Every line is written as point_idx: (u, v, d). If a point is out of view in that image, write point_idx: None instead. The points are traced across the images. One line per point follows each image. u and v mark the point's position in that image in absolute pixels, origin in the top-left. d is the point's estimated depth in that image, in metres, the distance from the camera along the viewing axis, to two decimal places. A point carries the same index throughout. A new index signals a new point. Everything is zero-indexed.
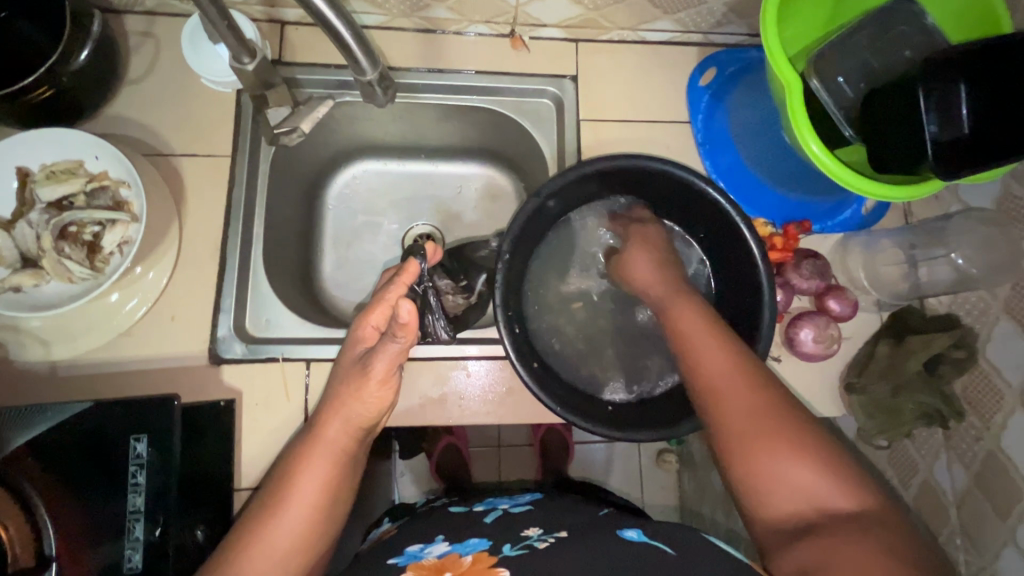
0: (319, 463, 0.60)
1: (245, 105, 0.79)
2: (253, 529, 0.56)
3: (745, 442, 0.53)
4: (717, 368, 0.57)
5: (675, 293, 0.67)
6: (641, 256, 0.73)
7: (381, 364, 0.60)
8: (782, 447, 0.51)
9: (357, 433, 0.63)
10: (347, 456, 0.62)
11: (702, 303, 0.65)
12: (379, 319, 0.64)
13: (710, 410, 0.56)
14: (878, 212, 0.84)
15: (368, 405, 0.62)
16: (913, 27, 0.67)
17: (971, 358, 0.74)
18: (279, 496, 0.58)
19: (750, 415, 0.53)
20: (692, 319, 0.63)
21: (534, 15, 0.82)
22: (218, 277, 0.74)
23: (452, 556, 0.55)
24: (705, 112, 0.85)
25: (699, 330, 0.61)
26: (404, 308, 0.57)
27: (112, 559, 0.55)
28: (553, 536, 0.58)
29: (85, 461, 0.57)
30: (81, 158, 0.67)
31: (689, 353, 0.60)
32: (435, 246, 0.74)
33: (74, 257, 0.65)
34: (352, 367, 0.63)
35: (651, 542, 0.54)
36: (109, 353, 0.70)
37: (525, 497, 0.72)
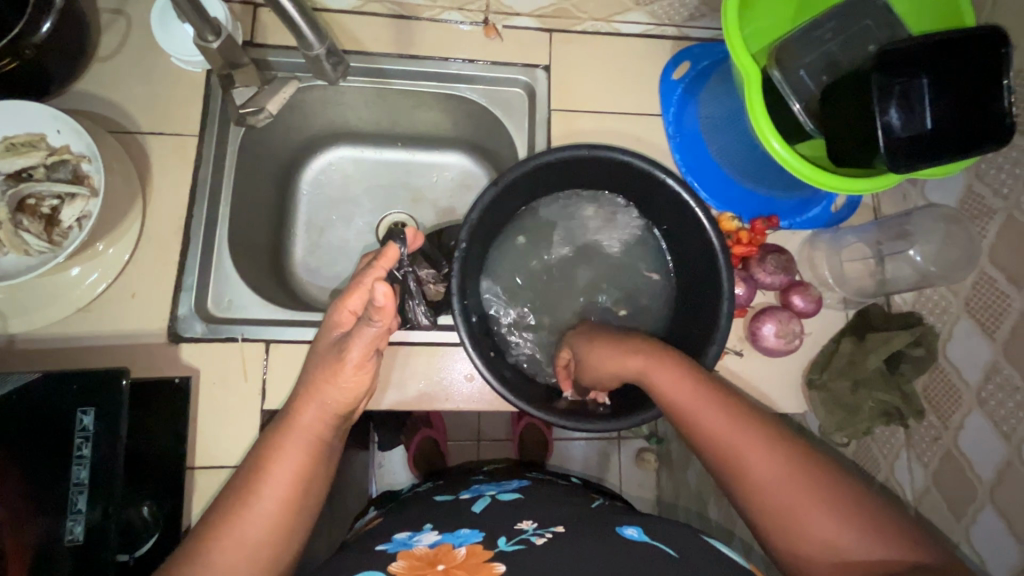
0: (293, 450, 0.59)
1: (214, 85, 0.79)
2: (223, 521, 0.55)
3: (770, 508, 0.50)
4: (721, 425, 0.54)
5: (647, 365, 0.61)
6: (592, 347, 0.67)
7: (357, 350, 0.59)
8: (809, 498, 0.49)
9: (332, 420, 0.62)
10: (324, 442, 0.62)
11: (679, 364, 0.60)
12: (357, 303, 0.63)
13: (727, 468, 0.53)
14: (848, 209, 0.84)
15: (343, 389, 0.61)
16: (878, 21, 0.67)
17: (931, 356, 0.73)
18: (251, 483, 0.57)
19: (772, 466, 0.51)
20: (677, 390, 0.58)
21: (507, 3, 0.82)
22: (180, 256, 0.74)
23: (445, 548, 0.55)
24: (677, 105, 0.85)
25: (687, 396, 0.58)
26: (380, 291, 0.56)
27: (51, 532, 0.55)
28: (550, 531, 0.56)
29: (31, 432, 0.57)
30: (42, 131, 0.67)
31: (686, 421, 0.57)
32: (416, 231, 0.73)
33: (32, 230, 0.65)
34: (329, 352, 0.62)
35: (652, 543, 0.53)
36: (67, 328, 0.70)
37: (512, 484, 0.72)
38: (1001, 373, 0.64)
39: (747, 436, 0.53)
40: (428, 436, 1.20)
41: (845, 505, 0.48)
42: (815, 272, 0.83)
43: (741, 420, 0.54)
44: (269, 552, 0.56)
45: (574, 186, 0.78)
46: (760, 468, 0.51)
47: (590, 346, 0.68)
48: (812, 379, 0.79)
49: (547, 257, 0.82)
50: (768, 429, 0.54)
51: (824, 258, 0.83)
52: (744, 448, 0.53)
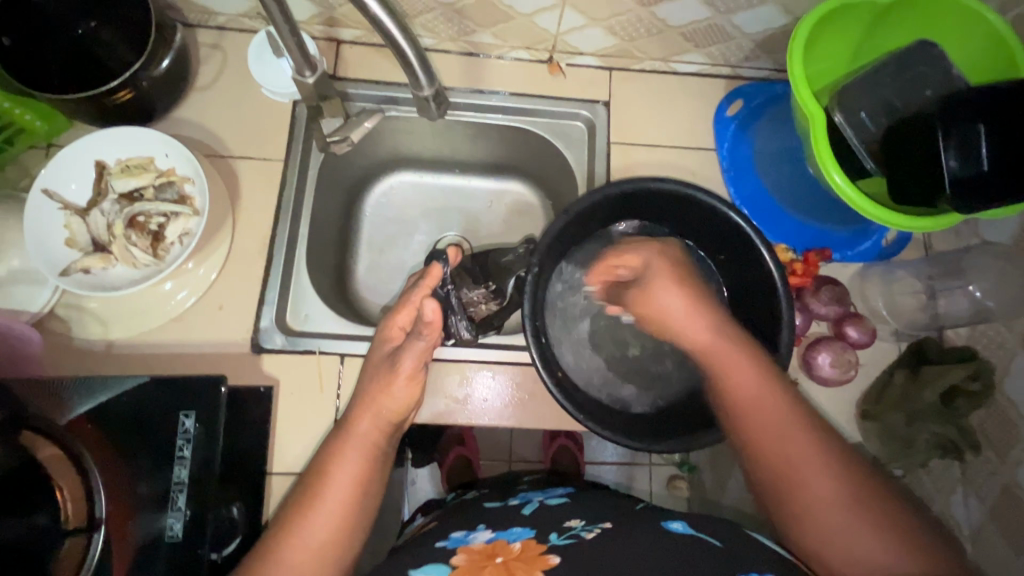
0: (351, 456, 0.62)
1: (300, 115, 0.85)
2: (288, 527, 0.58)
3: (808, 498, 0.55)
4: (769, 411, 0.59)
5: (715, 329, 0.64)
6: (660, 283, 0.66)
7: (409, 362, 0.65)
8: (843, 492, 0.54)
9: (388, 427, 0.66)
10: (379, 449, 0.65)
11: (738, 334, 0.64)
12: (405, 320, 0.70)
13: (770, 452, 0.58)
14: (900, 243, 0.86)
15: (397, 398, 0.65)
16: (932, 69, 0.70)
17: (988, 391, 0.74)
18: (315, 490, 0.61)
19: (811, 457, 0.56)
20: (733, 367, 0.61)
21: (572, 44, 0.87)
22: (265, 272, 0.79)
23: (501, 543, 0.57)
24: (731, 140, 0.89)
25: (747, 376, 0.61)
26: (429, 307, 0.65)
27: (154, 529, 0.59)
28: (598, 526, 0.58)
29: (137, 432, 0.62)
30: (152, 155, 0.73)
31: (734, 402, 0.61)
32: (457, 249, 0.77)
33: (139, 245, 0.71)
34: (382, 363, 0.68)
35: (697, 535, 0.56)
36: (160, 336, 0.74)
37: (559, 491, 0.73)
38: None
39: (779, 417, 0.59)
40: (461, 455, 1.20)
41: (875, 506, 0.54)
42: (867, 304, 0.85)
43: (781, 402, 0.59)
44: (333, 554, 0.58)
45: (630, 217, 0.82)
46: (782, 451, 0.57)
47: (660, 287, 0.66)
48: (866, 409, 0.80)
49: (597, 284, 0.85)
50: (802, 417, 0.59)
51: (877, 291, 0.85)
52: (790, 436, 0.58)
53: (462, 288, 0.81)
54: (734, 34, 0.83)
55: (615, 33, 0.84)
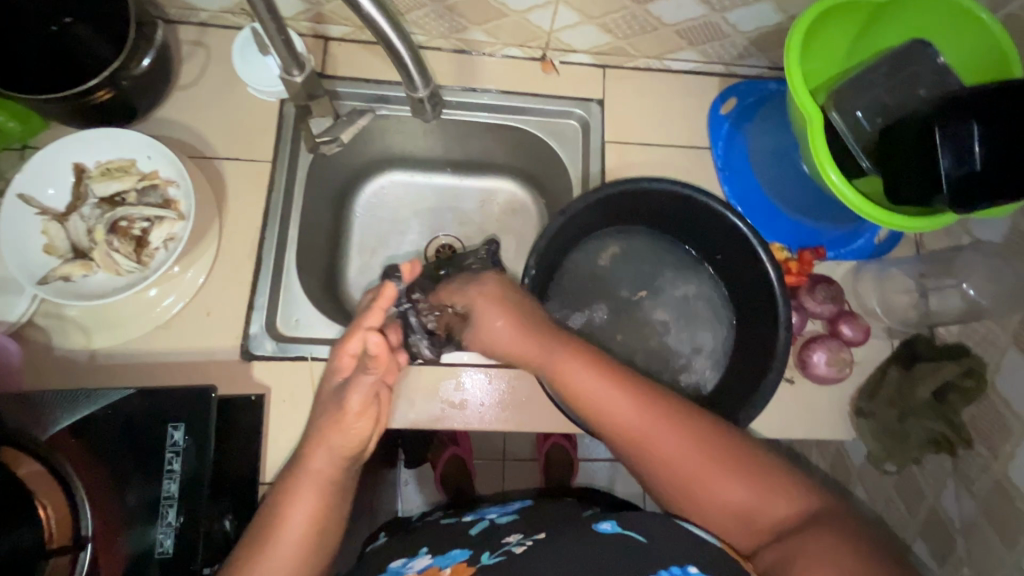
0: (306, 495, 0.61)
1: (287, 114, 0.83)
2: (244, 565, 0.57)
3: (688, 487, 0.56)
4: (630, 417, 0.58)
5: (547, 350, 0.63)
6: (496, 314, 0.65)
7: (355, 399, 0.62)
8: (723, 472, 0.55)
9: (343, 461, 0.63)
10: (336, 483, 0.63)
11: (581, 349, 0.62)
12: (356, 347, 0.65)
13: (648, 455, 0.58)
14: (890, 241, 0.86)
15: (350, 434, 0.63)
16: (927, 68, 0.70)
17: (979, 388, 0.76)
18: (271, 527, 0.59)
19: (683, 448, 0.57)
20: (586, 382, 0.60)
21: (565, 41, 0.86)
22: (253, 276, 0.77)
23: (433, 571, 0.56)
24: (726, 138, 0.88)
25: (589, 383, 0.60)
26: (371, 341, 0.63)
27: (143, 545, 0.57)
28: (530, 539, 0.57)
29: (124, 447, 0.60)
30: (134, 157, 0.70)
31: (597, 414, 0.60)
32: (411, 262, 0.73)
33: (122, 250, 0.68)
34: (330, 400, 0.64)
35: (623, 533, 0.53)
36: (145, 344, 0.72)
37: (514, 506, 0.73)
38: None
39: (712, 466, 0.56)
40: (455, 455, 1.19)
41: (751, 472, 0.56)
42: (861, 301, 0.84)
43: (649, 402, 0.59)
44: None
45: (625, 218, 0.82)
46: (730, 495, 0.55)
47: (563, 366, 0.61)
48: (861, 406, 0.80)
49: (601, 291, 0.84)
50: (734, 451, 0.57)
51: (870, 288, 0.85)
52: (657, 435, 0.57)
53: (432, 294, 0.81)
54: (730, 32, 0.82)
55: (609, 30, 0.83)
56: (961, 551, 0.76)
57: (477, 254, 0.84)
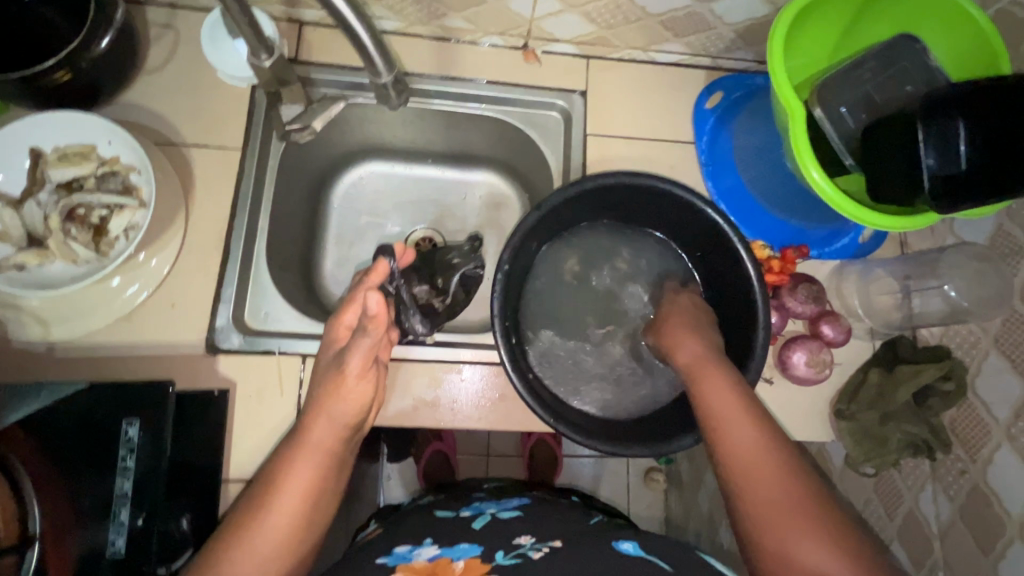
0: (304, 465, 0.60)
1: (259, 100, 0.80)
2: (231, 539, 0.56)
3: (773, 547, 0.51)
4: (752, 449, 0.56)
5: (706, 364, 0.65)
6: (686, 338, 0.69)
7: (354, 363, 0.61)
8: (818, 542, 0.49)
9: (344, 433, 0.63)
10: (334, 458, 0.62)
11: (733, 375, 0.63)
12: (353, 318, 0.65)
13: (744, 494, 0.54)
14: (874, 241, 0.85)
15: (349, 401, 0.62)
16: (915, 63, 0.68)
17: (959, 392, 0.74)
18: (265, 499, 0.58)
19: (782, 502, 0.52)
20: (727, 402, 0.60)
21: (547, 30, 0.83)
22: (221, 268, 0.75)
23: (444, 560, 0.56)
24: (710, 133, 0.87)
25: (730, 408, 0.60)
26: (372, 299, 0.58)
27: (95, 544, 0.56)
28: (547, 545, 0.57)
29: (76, 442, 0.58)
30: (94, 142, 0.68)
31: (724, 439, 0.58)
32: (403, 246, 0.75)
33: (80, 239, 0.66)
34: (328, 368, 0.64)
35: (648, 558, 0.54)
36: (106, 336, 0.70)
37: (512, 502, 0.72)
38: None
39: (812, 522, 0.51)
40: (438, 450, 1.17)
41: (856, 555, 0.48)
42: (843, 302, 0.83)
43: (778, 447, 0.56)
44: (281, 564, 0.57)
45: (600, 213, 0.80)
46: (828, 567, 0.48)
47: (706, 377, 0.63)
48: (840, 408, 0.79)
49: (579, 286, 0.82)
50: (835, 521, 0.51)
51: (854, 290, 0.84)
52: (764, 475, 0.55)
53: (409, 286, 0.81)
54: (716, 24, 0.80)
55: (592, 19, 0.80)
56: (937, 555, 0.76)
57: (460, 248, 0.88)
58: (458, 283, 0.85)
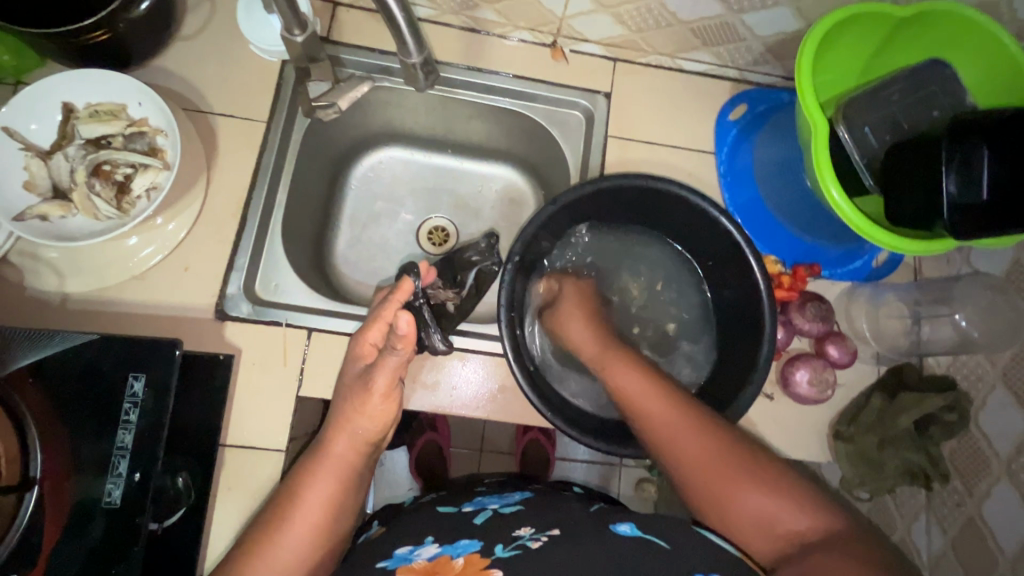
0: (324, 480, 0.62)
1: (287, 75, 0.81)
2: (257, 548, 0.58)
3: (708, 497, 0.58)
4: (662, 417, 0.63)
5: (607, 354, 0.71)
6: (575, 321, 0.75)
7: (382, 379, 0.64)
8: (742, 481, 0.57)
9: (365, 448, 0.65)
10: (356, 470, 0.65)
11: (633, 357, 0.70)
12: (377, 336, 0.66)
13: (671, 459, 0.61)
14: (889, 266, 0.84)
15: (372, 417, 0.65)
16: (942, 90, 0.68)
17: (961, 422, 0.74)
18: (284, 512, 0.60)
19: (703, 454, 0.59)
20: (632, 382, 0.66)
21: (577, 29, 0.84)
22: (236, 236, 0.76)
23: (444, 559, 0.55)
24: (731, 145, 0.87)
25: (637, 386, 0.66)
26: (402, 320, 0.62)
27: (91, 494, 0.57)
28: (545, 535, 0.57)
29: (82, 391, 0.59)
30: (125, 102, 0.69)
31: (638, 416, 0.64)
32: (428, 266, 0.80)
33: (103, 195, 0.67)
34: (353, 385, 0.65)
35: (644, 537, 0.54)
36: (119, 293, 0.71)
37: (515, 497, 0.72)
38: None
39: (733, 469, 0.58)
40: (432, 441, 1.18)
41: (778, 486, 0.56)
42: (851, 324, 0.83)
43: (680, 406, 0.63)
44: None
45: (610, 216, 0.80)
46: (759, 503, 0.56)
47: (613, 366, 0.69)
48: (839, 430, 0.79)
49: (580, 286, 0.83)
50: (751, 459, 0.58)
51: (862, 312, 0.83)
52: (679, 436, 0.61)
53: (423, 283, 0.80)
54: (746, 36, 0.80)
55: (623, 22, 0.81)
56: None
57: (477, 245, 0.88)
58: (474, 280, 0.86)
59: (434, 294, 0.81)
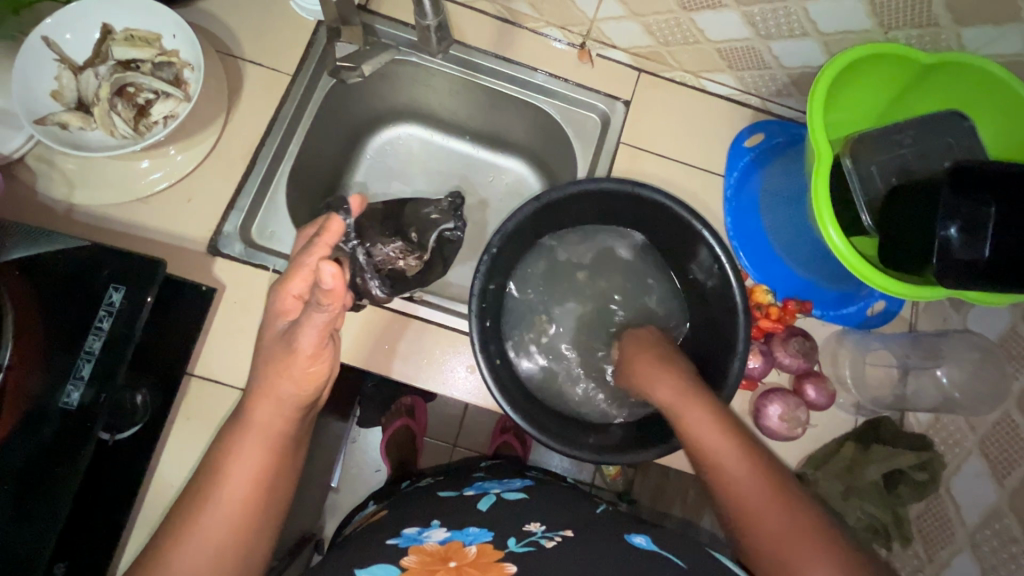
0: (251, 452, 0.59)
1: (320, 35, 0.84)
2: (180, 525, 0.56)
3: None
4: (738, 475, 0.56)
5: (687, 393, 0.63)
6: (649, 367, 0.68)
7: (309, 338, 0.58)
8: (831, 570, 0.48)
9: (293, 412, 0.61)
10: (286, 436, 0.61)
11: (714, 402, 0.62)
12: (299, 287, 0.61)
13: (748, 528, 0.53)
14: (883, 317, 0.81)
15: (299, 380, 0.60)
16: (959, 141, 0.67)
17: (931, 483, 0.74)
18: (206, 488, 0.57)
19: (789, 530, 0.51)
20: (706, 428, 0.59)
21: (607, 34, 0.85)
22: (242, 178, 0.78)
23: (456, 545, 0.56)
24: (742, 171, 0.86)
25: (715, 438, 0.58)
26: (327, 272, 0.52)
27: (51, 392, 0.58)
28: (559, 534, 0.57)
29: (64, 293, 0.61)
30: (160, 33, 0.71)
31: (713, 470, 0.58)
32: (359, 198, 0.71)
33: (122, 114, 0.71)
34: (277, 343, 0.60)
35: (659, 550, 0.55)
36: (122, 212, 0.74)
37: (516, 484, 0.73)
38: (1002, 522, 0.64)
39: (819, 555, 0.49)
40: (407, 426, 1.17)
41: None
42: (834, 366, 0.81)
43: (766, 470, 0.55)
44: (233, 554, 0.56)
45: (599, 219, 0.81)
46: None
47: (687, 409, 0.62)
48: (805, 474, 0.76)
49: (558, 286, 0.84)
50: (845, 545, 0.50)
51: (848, 358, 0.81)
52: (763, 503, 0.53)
53: (376, 244, 0.79)
54: (771, 64, 0.80)
55: (651, 33, 0.81)
56: None
57: (439, 204, 0.86)
58: (435, 240, 0.84)
59: (387, 261, 0.79)
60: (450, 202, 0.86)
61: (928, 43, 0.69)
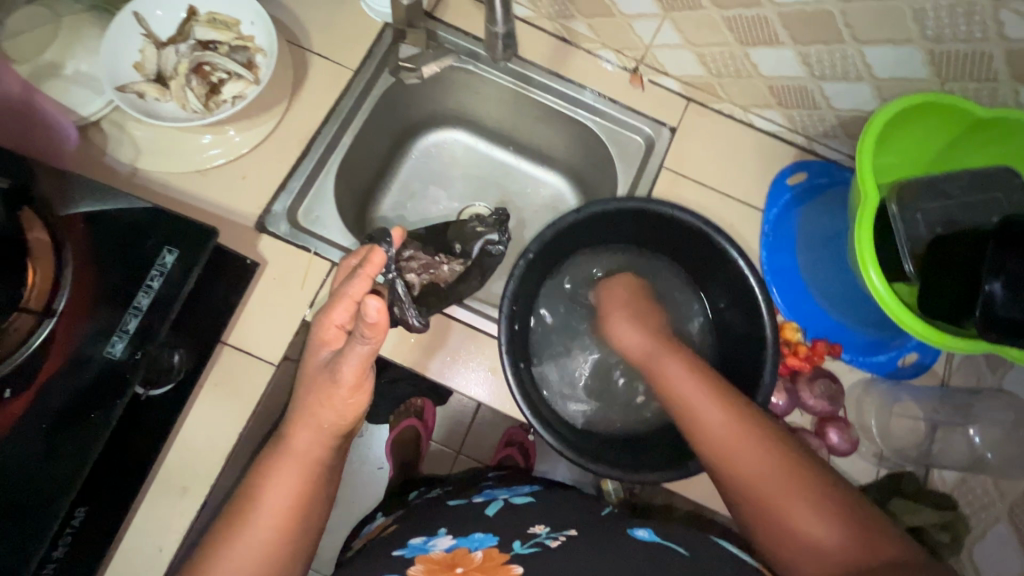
0: (286, 478, 0.57)
1: (385, 36, 0.88)
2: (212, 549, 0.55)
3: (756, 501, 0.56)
4: (715, 421, 0.60)
5: (662, 350, 0.69)
6: (621, 322, 0.75)
7: (351, 369, 0.56)
8: (798, 499, 0.54)
9: (331, 441, 0.60)
10: (322, 465, 0.60)
11: (687, 356, 0.67)
12: (342, 317, 0.58)
13: (721, 466, 0.59)
14: (912, 371, 0.78)
15: (339, 411, 0.58)
16: (1010, 197, 0.66)
17: (954, 544, 0.73)
18: (244, 505, 0.56)
19: (759, 463, 0.57)
20: (681, 378, 0.64)
21: (660, 61, 0.87)
22: (296, 161, 0.81)
23: (462, 551, 0.56)
24: (781, 208, 0.86)
25: (690, 388, 0.63)
26: (372, 306, 0.52)
27: (98, 342, 0.61)
28: (563, 535, 0.57)
29: (120, 249, 0.64)
30: (240, 18, 0.76)
31: (690, 417, 0.62)
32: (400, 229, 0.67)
33: (196, 90, 0.75)
34: (318, 373, 0.59)
35: (664, 543, 0.54)
36: (180, 181, 0.77)
37: (524, 490, 0.73)
38: None
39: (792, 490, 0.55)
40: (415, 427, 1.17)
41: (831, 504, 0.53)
42: (859, 415, 0.79)
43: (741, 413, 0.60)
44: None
45: (634, 238, 0.82)
46: (802, 518, 0.53)
47: (663, 361, 0.67)
48: None
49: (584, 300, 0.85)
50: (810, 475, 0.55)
51: (875, 408, 0.79)
52: (741, 442, 0.58)
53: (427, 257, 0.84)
54: (821, 105, 0.81)
55: (705, 63, 0.83)
56: None
57: (485, 219, 0.89)
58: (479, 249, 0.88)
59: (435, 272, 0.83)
60: (495, 216, 0.89)
61: (986, 97, 0.69)
